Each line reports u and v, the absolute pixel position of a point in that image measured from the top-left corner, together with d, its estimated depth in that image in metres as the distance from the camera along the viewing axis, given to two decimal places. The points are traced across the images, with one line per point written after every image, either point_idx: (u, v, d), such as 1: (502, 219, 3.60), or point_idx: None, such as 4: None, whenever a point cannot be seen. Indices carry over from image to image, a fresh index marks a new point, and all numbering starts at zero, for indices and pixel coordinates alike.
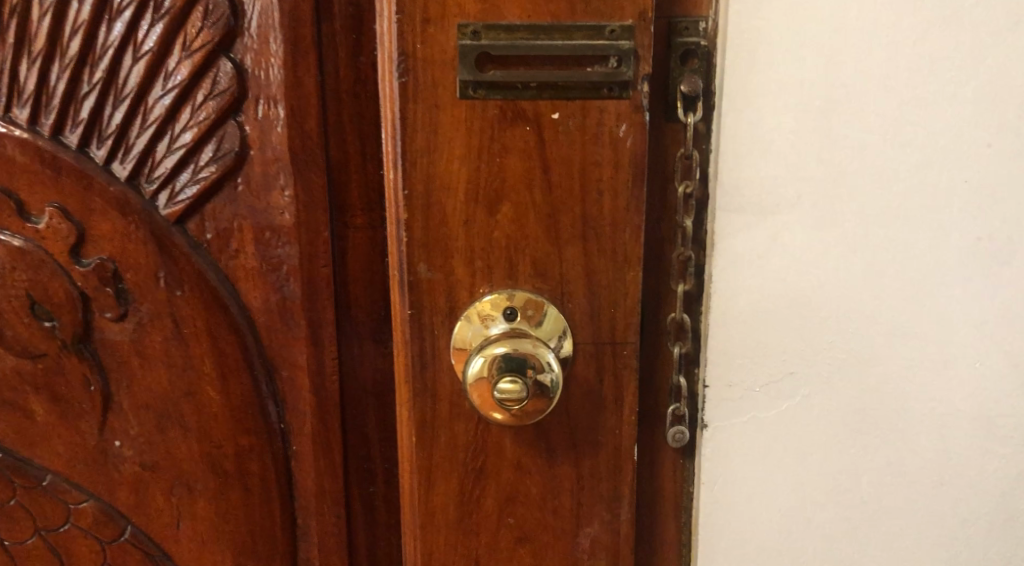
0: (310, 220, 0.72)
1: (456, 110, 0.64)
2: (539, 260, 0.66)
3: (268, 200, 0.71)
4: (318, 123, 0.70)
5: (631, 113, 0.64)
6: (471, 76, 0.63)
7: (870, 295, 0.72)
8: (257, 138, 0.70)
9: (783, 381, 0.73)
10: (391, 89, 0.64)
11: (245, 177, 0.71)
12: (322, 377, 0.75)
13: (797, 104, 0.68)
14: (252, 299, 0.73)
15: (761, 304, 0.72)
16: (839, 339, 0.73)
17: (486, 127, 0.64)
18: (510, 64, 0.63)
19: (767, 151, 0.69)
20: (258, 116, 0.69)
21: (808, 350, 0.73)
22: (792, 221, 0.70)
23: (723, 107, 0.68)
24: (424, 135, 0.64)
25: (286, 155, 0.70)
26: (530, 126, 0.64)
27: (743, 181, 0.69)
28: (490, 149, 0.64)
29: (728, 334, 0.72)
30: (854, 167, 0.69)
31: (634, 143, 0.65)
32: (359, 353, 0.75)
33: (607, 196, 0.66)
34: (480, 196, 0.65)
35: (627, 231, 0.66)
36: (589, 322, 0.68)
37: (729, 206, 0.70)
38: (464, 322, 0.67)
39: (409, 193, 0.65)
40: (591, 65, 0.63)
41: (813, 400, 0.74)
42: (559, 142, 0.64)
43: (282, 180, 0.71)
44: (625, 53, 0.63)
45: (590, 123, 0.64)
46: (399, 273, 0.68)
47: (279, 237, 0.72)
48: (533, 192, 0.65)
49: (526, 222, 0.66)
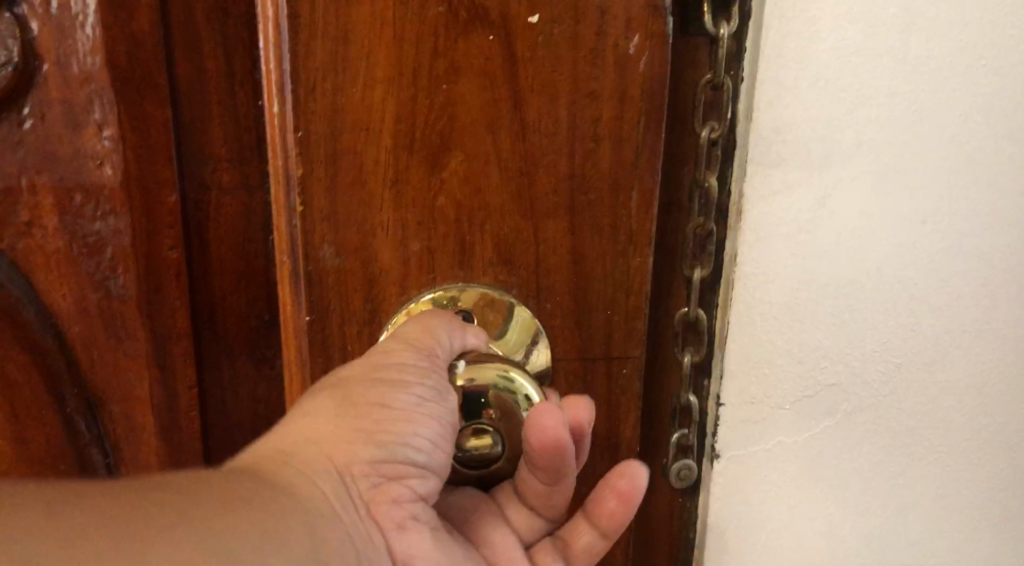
0: (147, 178, 0.42)
1: (377, 7, 0.40)
2: (503, 240, 0.45)
3: (76, 144, 0.41)
4: (153, 16, 0.40)
5: (646, 20, 0.42)
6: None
7: (940, 281, 0.53)
8: (52, 43, 0.40)
9: (822, 399, 0.54)
10: None
11: (35, 107, 0.41)
12: (173, 436, 0.47)
13: (867, 12, 0.47)
14: (58, 300, 0.44)
15: (801, 295, 0.51)
16: (897, 341, 0.53)
17: (426, 35, 0.41)
18: None
19: (824, 79, 0.48)
20: (51, 4, 0.39)
21: (856, 357, 0.53)
22: (848, 182, 0.50)
23: (766, 12, 0.46)
24: (327, 42, 0.40)
25: (104, 69, 0.40)
26: (493, 35, 0.41)
27: (790, 124, 0.48)
28: (433, 71, 0.41)
29: (753, 337, 0.52)
30: (936, 106, 0.49)
31: (647, 63, 0.43)
32: (229, 382, 0.47)
33: (608, 144, 0.44)
34: (416, 143, 0.42)
35: (633, 197, 0.45)
36: (574, 330, 0.47)
37: (767, 162, 0.49)
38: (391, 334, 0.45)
39: (305, 136, 0.41)
40: None
41: (859, 421, 0.55)
42: (539, 61, 0.42)
43: (99, 111, 0.41)
44: None
45: (586, 32, 0.42)
46: (291, 259, 0.44)
47: (96, 205, 0.42)
48: (497, 137, 0.43)
49: (486, 183, 0.44)
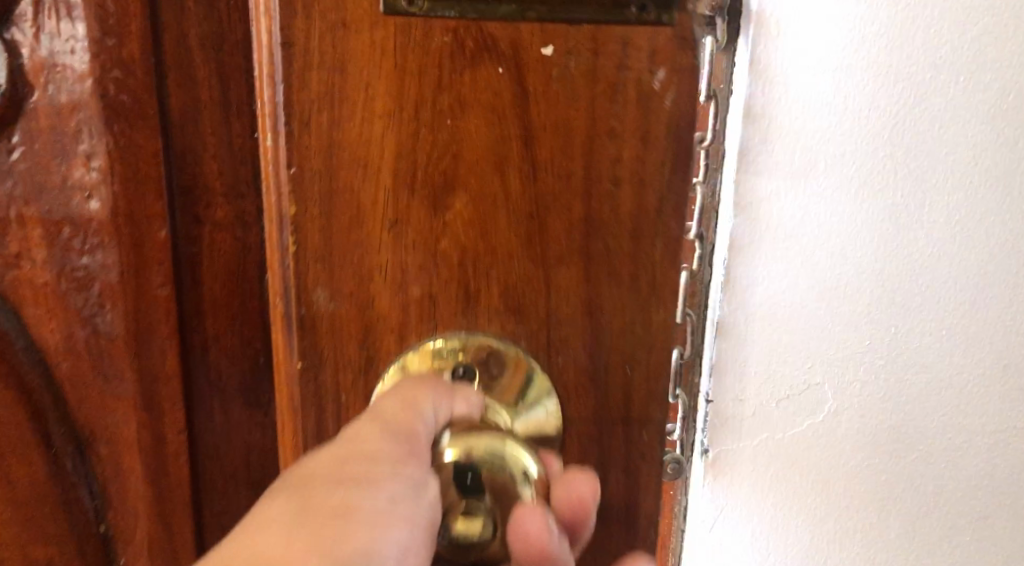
0: (135, 212, 0.40)
1: (376, 36, 0.37)
2: (511, 287, 0.41)
3: (64, 175, 0.39)
4: (143, 43, 0.38)
5: (674, 53, 0.38)
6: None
7: (999, 322, 0.42)
8: (41, 69, 0.38)
9: (844, 444, 0.43)
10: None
11: (23, 137, 0.39)
12: (160, 482, 0.44)
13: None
14: (46, 335, 0.42)
15: (819, 319, 0.42)
16: (944, 386, 0.43)
17: (430, 66, 0.38)
18: None
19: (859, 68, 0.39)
20: (41, 30, 0.38)
21: (892, 400, 0.43)
22: (886, 194, 0.40)
23: None
24: (323, 73, 0.37)
25: (92, 96, 0.38)
26: (503, 68, 0.38)
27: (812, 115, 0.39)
28: (436, 106, 0.38)
29: (757, 363, 0.43)
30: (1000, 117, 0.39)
31: (673, 100, 0.39)
32: (222, 428, 0.44)
33: (628, 186, 0.40)
34: (417, 182, 0.39)
35: (656, 246, 0.41)
36: (589, 388, 0.43)
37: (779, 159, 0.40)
38: (391, 376, 0.42)
39: (298, 173, 0.39)
40: None
41: (892, 473, 0.44)
42: (553, 97, 0.38)
43: (87, 141, 0.39)
44: None
45: (605, 65, 0.38)
46: (284, 303, 0.41)
47: (84, 239, 0.40)
48: (506, 178, 0.39)
49: (493, 226, 0.40)
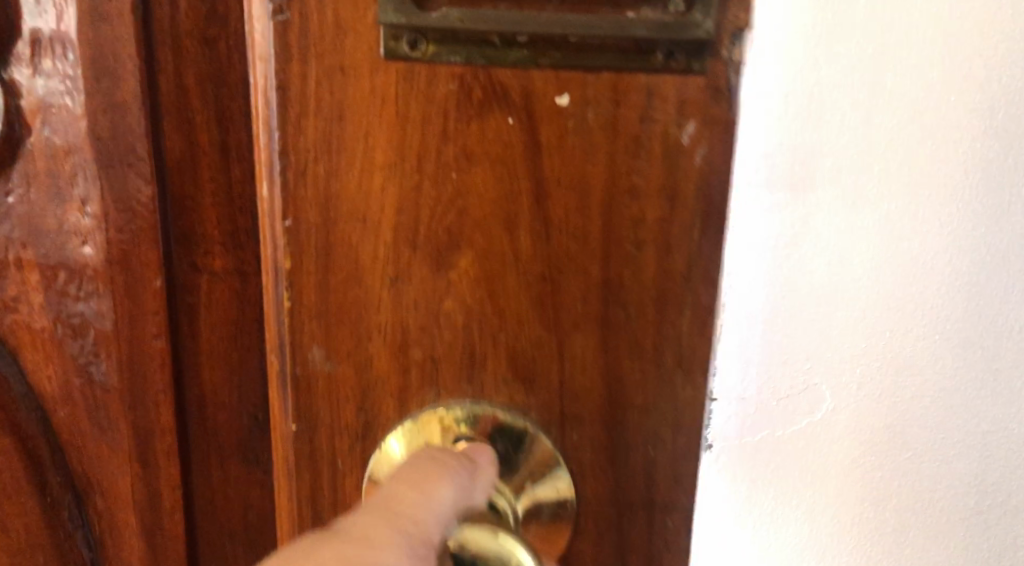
0: (129, 258, 0.42)
1: (376, 82, 0.34)
2: (521, 354, 0.37)
3: (60, 221, 0.42)
4: (136, 94, 0.40)
5: (706, 105, 0.34)
6: (402, 17, 0.33)
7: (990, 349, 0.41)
8: (36, 114, 0.40)
9: (835, 472, 0.42)
10: (256, 38, 0.34)
11: (20, 178, 0.41)
12: (156, 506, 0.46)
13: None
14: (43, 380, 0.44)
15: (809, 325, 0.40)
16: (930, 409, 0.42)
17: (433, 115, 0.35)
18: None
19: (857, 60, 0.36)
20: (31, 78, 0.40)
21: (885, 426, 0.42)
22: (886, 215, 0.38)
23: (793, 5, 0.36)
24: (320, 121, 0.35)
25: (82, 142, 0.40)
26: (513, 118, 0.35)
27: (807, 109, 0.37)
28: (440, 158, 0.35)
29: (740, 382, 0.41)
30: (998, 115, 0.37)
31: (704, 157, 0.35)
32: None
33: (652, 250, 0.36)
34: (419, 238, 0.36)
35: (683, 315, 0.37)
36: (606, 466, 0.39)
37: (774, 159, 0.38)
38: (397, 435, 0.39)
39: (293, 225, 0.36)
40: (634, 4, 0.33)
41: (885, 483, 0.43)
42: (568, 150, 0.35)
43: (79, 186, 0.41)
44: None
45: (627, 117, 0.34)
46: (279, 360, 0.38)
47: (79, 284, 0.43)
48: (516, 235, 0.36)
49: (501, 287, 0.37)
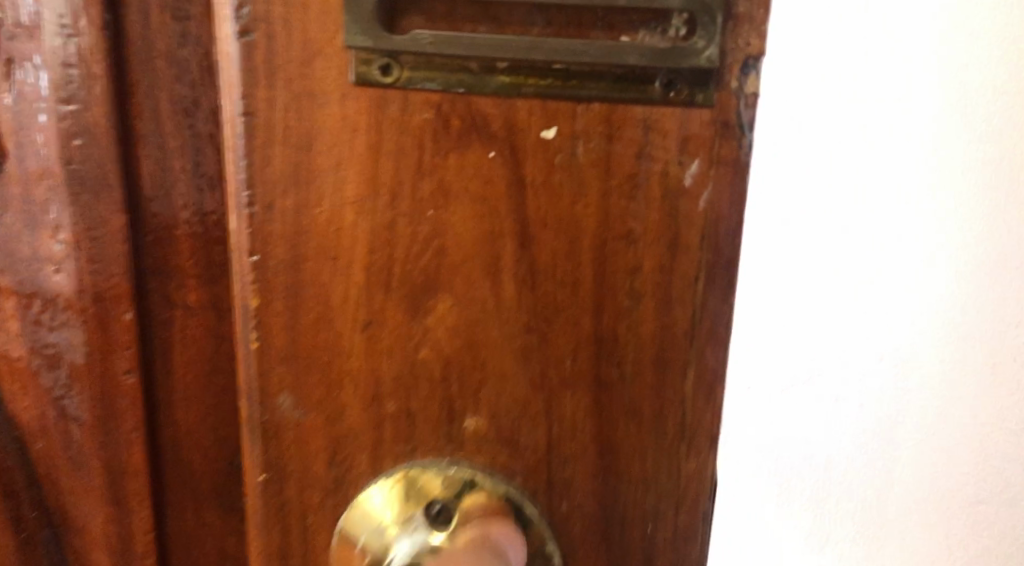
0: None
1: (347, 110, 0.31)
2: (505, 412, 0.34)
3: None
4: None
5: (712, 143, 0.30)
6: (372, 40, 0.30)
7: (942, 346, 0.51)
8: None
9: (817, 447, 0.53)
10: (224, 63, 0.32)
11: None
12: None
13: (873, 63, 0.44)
14: None
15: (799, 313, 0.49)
16: (893, 398, 0.52)
17: (408, 147, 0.31)
18: (457, 21, 0.30)
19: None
20: None
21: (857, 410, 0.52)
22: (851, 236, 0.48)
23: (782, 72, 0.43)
24: (289, 151, 0.32)
25: None
26: (494, 151, 0.31)
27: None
28: (416, 193, 0.32)
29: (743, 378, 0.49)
30: (948, 138, 0.47)
31: (709, 201, 0.30)
32: (193, 532, 0.40)
33: (651, 303, 0.32)
34: (393, 280, 0.33)
35: (685, 378, 0.32)
36: (599, 541, 0.35)
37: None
38: (376, 488, 0.35)
39: (260, 262, 0.33)
40: (630, 27, 0.29)
41: (861, 463, 0.54)
42: (555, 189, 0.31)
43: None
44: (707, 5, 0.28)
45: (623, 154, 0.30)
46: (247, 405, 0.36)
47: None
48: (499, 281, 0.32)
49: (481, 336, 0.33)
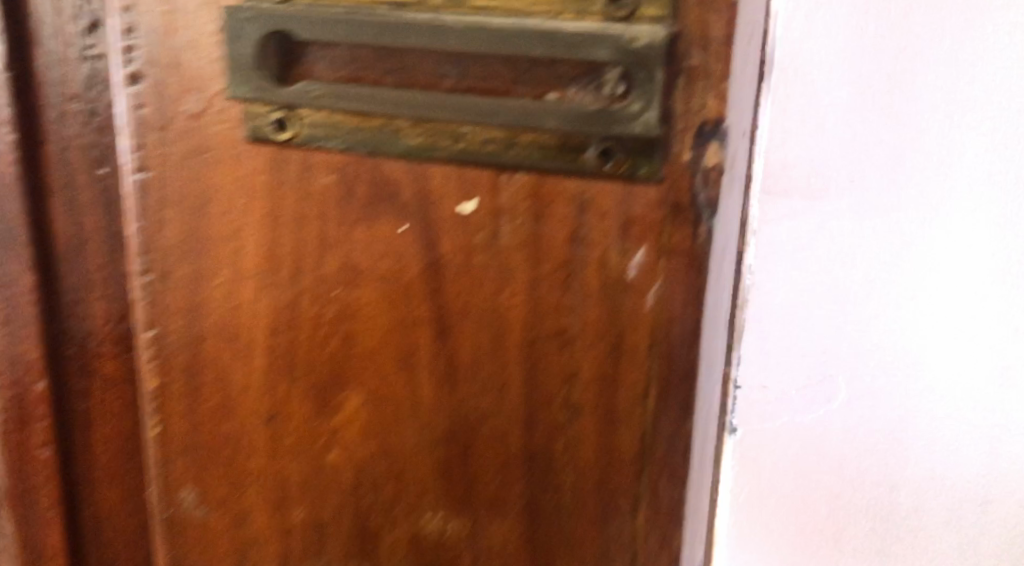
0: None
1: (240, 171, 0.27)
2: (423, 535, 0.28)
3: None
4: None
5: (663, 228, 0.23)
6: (258, 91, 0.25)
7: None
8: None
9: None
10: (117, 114, 0.28)
11: None
12: None
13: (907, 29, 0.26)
14: None
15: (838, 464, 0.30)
16: None
17: (309, 217, 0.26)
18: (357, 73, 0.25)
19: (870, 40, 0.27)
20: None
21: None
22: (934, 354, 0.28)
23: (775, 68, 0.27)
24: (183, 215, 0.28)
25: None
26: (406, 225, 0.26)
27: (809, 107, 0.27)
28: (318, 271, 0.27)
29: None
30: None
31: (659, 298, 0.24)
32: None
33: (592, 420, 0.25)
34: (298, 368, 0.28)
35: (634, 516, 0.26)
36: None
37: (786, 169, 0.28)
38: None
39: (159, 338, 0.29)
40: (560, 81, 0.23)
41: None
42: (476, 272, 0.25)
43: None
44: (650, 58, 0.22)
45: (557, 236, 0.24)
46: (153, 496, 0.32)
47: None
48: (415, 378, 0.27)
49: (396, 442, 0.27)
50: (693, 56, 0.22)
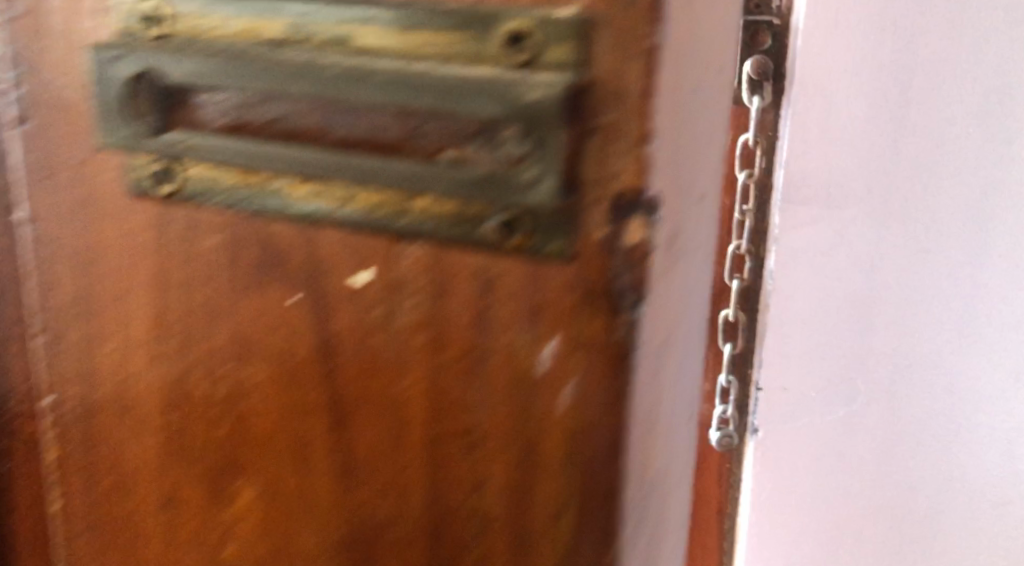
0: None
1: (127, 225, 0.24)
2: None
3: None
4: None
5: (576, 317, 0.19)
6: (129, 141, 0.22)
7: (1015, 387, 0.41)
8: None
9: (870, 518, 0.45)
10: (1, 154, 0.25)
11: None
12: None
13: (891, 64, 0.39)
14: None
15: (837, 361, 0.43)
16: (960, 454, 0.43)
17: (196, 281, 0.23)
18: (233, 122, 0.21)
19: (855, 80, 0.40)
20: None
21: (923, 456, 0.43)
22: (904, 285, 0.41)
23: (796, 81, 0.40)
24: (73, 270, 0.25)
25: None
26: (296, 297, 0.22)
27: (820, 128, 0.40)
28: (208, 341, 0.23)
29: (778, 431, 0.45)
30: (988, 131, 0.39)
31: (574, 400, 0.20)
32: None
33: (501, 541, 0.21)
34: (193, 449, 0.25)
35: None
36: None
37: (802, 180, 0.41)
38: None
39: (55, 406, 0.26)
40: (454, 138, 0.19)
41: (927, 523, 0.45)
42: (371, 356, 0.22)
43: None
44: (551, 114, 0.18)
45: (460, 319, 0.20)
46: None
47: None
48: (312, 471, 0.23)
49: (293, 542, 0.24)
50: (607, 112, 0.18)
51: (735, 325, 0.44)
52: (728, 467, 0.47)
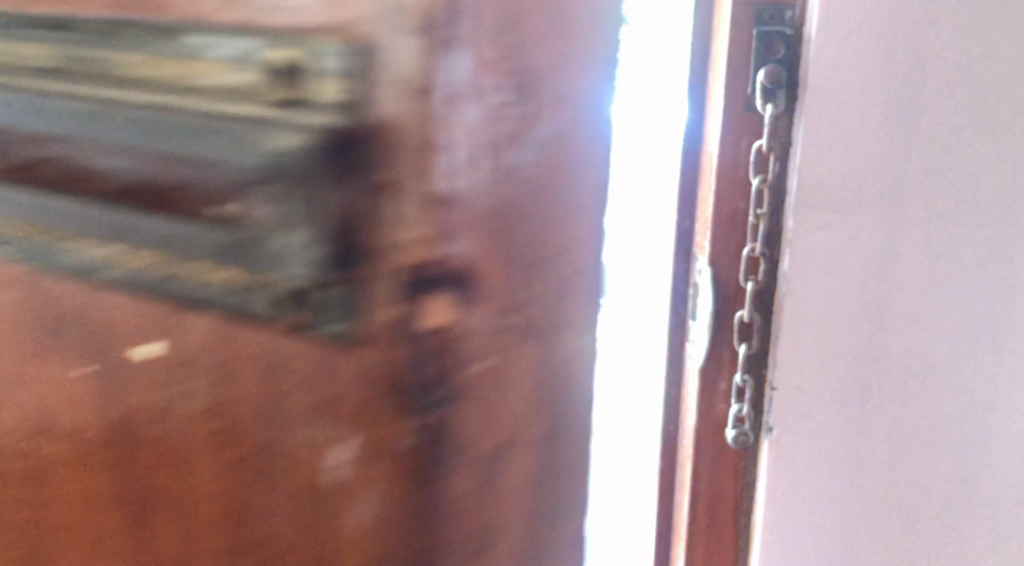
0: None
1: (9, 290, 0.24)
2: None
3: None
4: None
5: (362, 388, 0.20)
6: None
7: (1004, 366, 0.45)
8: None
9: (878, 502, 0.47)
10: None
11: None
12: None
13: (901, 70, 0.41)
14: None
15: (851, 358, 0.45)
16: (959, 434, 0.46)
17: (84, 334, 0.23)
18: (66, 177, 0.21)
19: (868, 85, 0.41)
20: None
21: (925, 440, 0.46)
22: (910, 272, 0.44)
23: (811, 89, 0.42)
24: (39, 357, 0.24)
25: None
26: (162, 347, 0.22)
27: (834, 130, 0.42)
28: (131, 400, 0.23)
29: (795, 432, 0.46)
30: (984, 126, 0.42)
31: (352, 462, 0.20)
32: None
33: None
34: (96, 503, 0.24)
35: None
36: None
37: (818, 184, 0.43)
38: None
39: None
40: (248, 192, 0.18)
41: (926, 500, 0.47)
42: (221, 409, 0.22)
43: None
44: (341, 176, 0.17)
45: (281, 379, 0.20)
46: None
47: None
48: (218, 548, 0.23)
49: None
50: (395, 153, 0.18)
51: (749, 325, 0.46)
52: (744, 466, 0.48)
